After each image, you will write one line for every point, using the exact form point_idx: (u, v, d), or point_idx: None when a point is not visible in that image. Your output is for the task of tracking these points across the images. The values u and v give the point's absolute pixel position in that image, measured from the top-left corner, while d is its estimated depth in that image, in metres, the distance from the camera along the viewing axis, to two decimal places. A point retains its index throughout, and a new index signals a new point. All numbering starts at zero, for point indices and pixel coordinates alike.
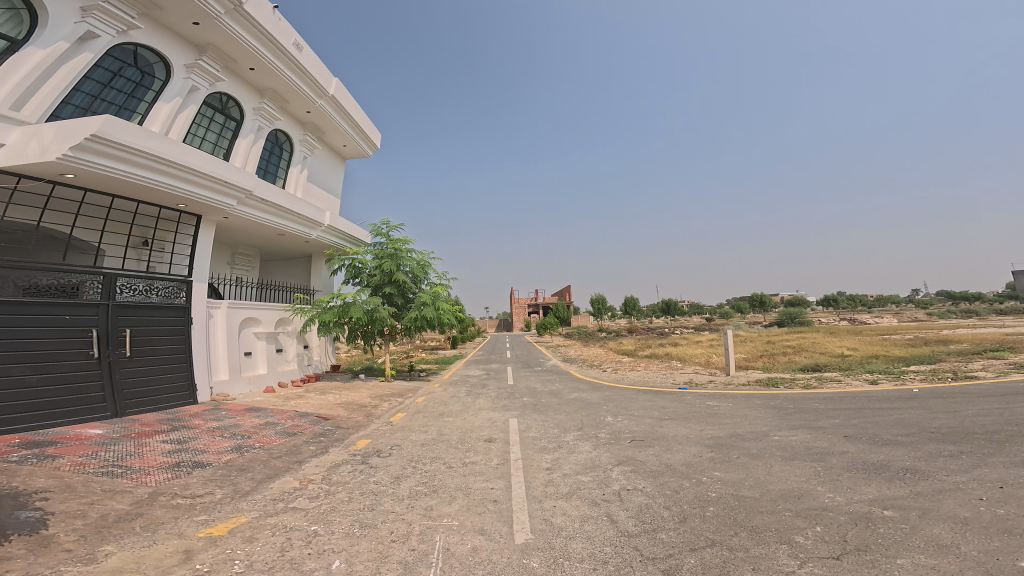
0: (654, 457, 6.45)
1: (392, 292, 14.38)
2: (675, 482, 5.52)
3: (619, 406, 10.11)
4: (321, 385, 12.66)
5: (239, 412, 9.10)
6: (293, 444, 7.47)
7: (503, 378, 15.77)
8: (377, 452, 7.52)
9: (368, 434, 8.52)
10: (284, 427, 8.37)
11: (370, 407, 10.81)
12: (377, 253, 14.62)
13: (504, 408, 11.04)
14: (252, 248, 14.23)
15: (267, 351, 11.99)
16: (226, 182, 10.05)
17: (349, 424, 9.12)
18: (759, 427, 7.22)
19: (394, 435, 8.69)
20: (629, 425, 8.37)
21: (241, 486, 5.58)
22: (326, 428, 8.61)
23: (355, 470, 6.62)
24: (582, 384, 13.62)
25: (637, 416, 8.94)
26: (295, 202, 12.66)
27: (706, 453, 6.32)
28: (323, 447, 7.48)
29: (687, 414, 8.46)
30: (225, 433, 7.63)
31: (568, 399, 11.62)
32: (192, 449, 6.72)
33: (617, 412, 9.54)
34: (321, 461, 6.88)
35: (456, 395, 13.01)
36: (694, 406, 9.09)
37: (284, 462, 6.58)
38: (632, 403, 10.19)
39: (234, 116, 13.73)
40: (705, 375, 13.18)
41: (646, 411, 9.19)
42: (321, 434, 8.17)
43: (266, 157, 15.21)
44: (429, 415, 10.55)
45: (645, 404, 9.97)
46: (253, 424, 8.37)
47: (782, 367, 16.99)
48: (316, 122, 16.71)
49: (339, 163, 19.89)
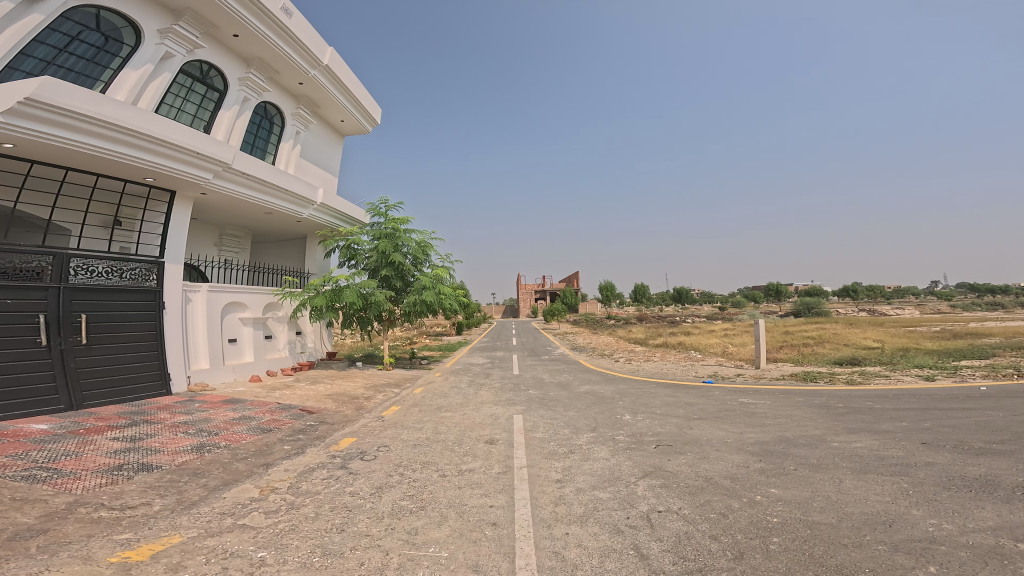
0: (688, 467, 5.37)
1: (391, 275, 13.35)
2: (720, 502, 4.43)
3: (638, 401, 9.03)
4: (313, 374, 11.77)
5: (215, 404, 8.24)
6: (265, 442, 6.56)
7: (508, 368, 14.73)
8: (360, 454, 6.57)
9: (354, 432, 7.58)
10: (260, 422, 7.47)
11: (362, 399, 9.88)
12: (374, 233, 13.60)
13: (509, 401, 10.03)
14: (242, 229, 13.28)
15: (254, 338, 11.08)
16: (198, 153, 8.96)
17: (336, 418, 8.19)
18: (812, 430, 6.08)
19: (385, 433, 7.74)
20: (652, 426, 7.29)
21: (188, 495, 4.80)
22: (307, 423, 7.69)
23: (330, 476, 5.68)
24: (594, 375, 12.55)
25: (660, 414, 7.85)
26: (283, 178, 11.55)
27: (753, 462, 5.21)
28: (299, 446, 6.56)
29: (721, 413, 7.34)
30: (191, 429, 6.76)
31: (579, 392, 10.57)
32: (144, 448, 5.84)
33: (636, 409, 8.45)
34: (293, 464, 5.96)
35: (457, 386, 12.03)
36: (726, 404, 7.96)
37: (247, 466, 5.69)
38: (653, 399, 9.09)
39: (217, 86, 12.60)
40: (731, 367, 11.97)
41: (669, 409, 8.07)
42: (299, 431, 7.26)
43: (253, 131, 14.10)
44: (426, 409, 9.61)
45: (668, 399, 8.87)
46: (226, 419, 7.48)
47: (812, 359, 15.68)
48: (309, 94, 15.50)
49: (339, 140, 18.69)
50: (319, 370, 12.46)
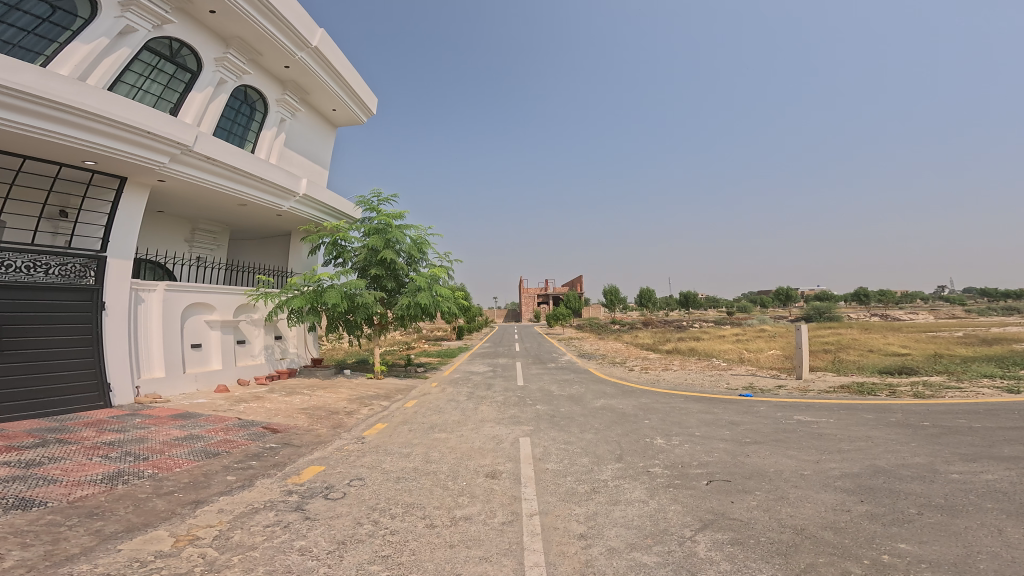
0: (763, 513, 4.26)
1: (382, 274, 11.94)
2: (831, 568, 3.22)
3: (669, 419, 7.69)
4: (290, 384, 10.38)
5: (160, 420, 6.91)
6: (205, 471, 5.27)
7: (513, 378, 13.34)
8: (325, 491, 5.20)
9: (325, 458, 6.22)
10: (207, 444, 6.14)
11: (343, 415, 8.49)
12: (364, 229, 12.23)
13: (514, 419, 8.66)
14: (219, 224, 11.98)
15: (223, 343, 9.77)
16: (148, 132, 7.67)
17: (305, 440, 6.84)
18: (912, 458, 5.09)
19: (362, 460, 6.36)
20: (696, 454, 5.93)
21: (65, 546, 3.54)
22: (265, 446, 6.33)
23: (276, 524, 4.31)
24: (610, 387, 11.17)
25: (700, 438, 6.51)
26: (259, 166, 10.26)
27: (855, 505, 4.23)
28: (247, 477, 5.25)
29: (782, 435, 6.24)
30: (113, 452, 5.47)
31: (595, 407, 9.19)
32: (38, 477, 4.61)
33: (669, 430, 7.10)
34: (232, 502, 4.71)
35: (456, 399, 10.61)
36: (781, 426, 6.64)
37: (167, 504, 4.46)
38: (685, 416, 7.74)
39: (188, 66, 11.37)
40: (768, 378, 10.60)
41: (711, 432, 6.69)
42: (253, 456, 5.92)
43: (230, 117, 12.87)
44: (417, 428, 8.24)
45: (705, 416, 7.53)
46: (167, 439, 6.16)
47: (849, 368, 14.36)
48: (297, 79, 14.25)
49: (330, 130, 17.42)
50: (298, 379, 11.02)
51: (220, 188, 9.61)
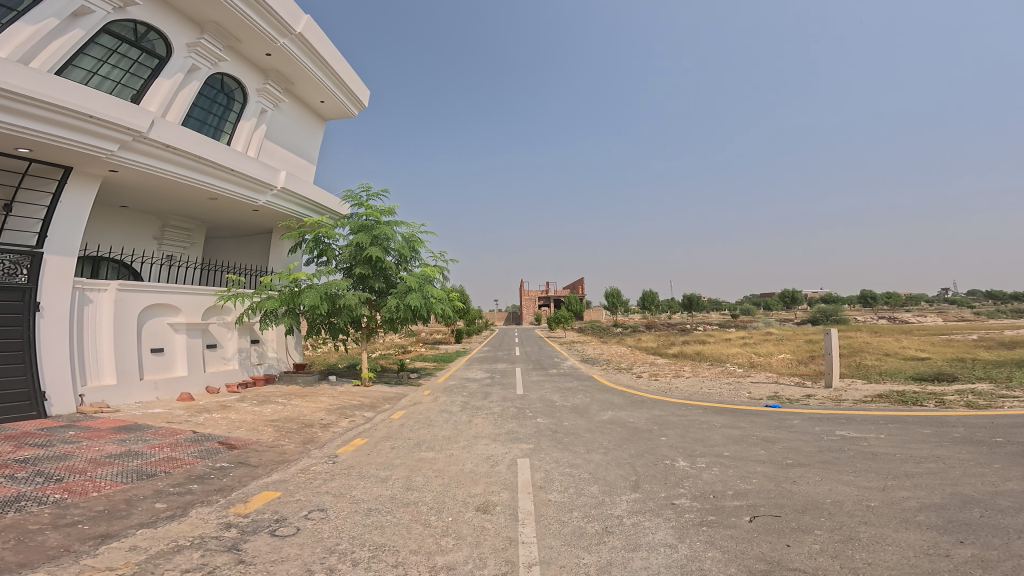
0: (833, 559, 3.28)
1: (368, 274, 10.92)
2: None
3: (689, 437, 6.73)
4: (265, 392, 9.46)
5: (99, 434, 6.05)
6: (128, 498, 4.47)
7: (513, 385, 12.36)
8: (272, 524, 4.30)
9: (284, 482, 5.30)
10: (142, 463, 5.30)
11: (318, 428, 7.55)
12: (350, 225, 11.26)
13: (511, 434, 7.70)
14: (193, 221, 11.07)
15: (189, 347, 8.89)
16: (91, 117, 6.75)
17: (266, 459, 5.92)
18: (1004, 484, 4.09)
19: (328, 485, 5.39)
20: (730, 482, 4.94)
21: None
22: (214, 466, 5.50)
23: (197, 567, 3.41)
24: (618, 396, 10.20)
25: (730, 460, 5.54)
26: (230, 156, 9.34)
27: (953, 546, 3.23)
28: (180, 505, 4.47)
29: (829, 456, 5.25)
30: (21, 472, 4.65)
31: (602, 421, 8.24)
32: None
33: (691, 450, 6.13)
34: (150, 537, 3.86)
35: (448, 410, 9.66)
36: (826, 445, 5.67)
37: (61, 539, 3.64)
38: (708, 433, 6.76)
39: (157, 52, 10.49)
40: (794, 386, 9.62)
41: (741, 452, 5.72)
42: (195, 478, 5.10)
43: (203, 105, 11.98)
44: (401, 444, 7.30)
45: (731, 433, 6.56)
46: (95, 457, 5.33)
47: (879, 374, 13.30)
48: (280, 68, 13.37)
49: (319, 124, 16.53)
50: (275, 387, 10.06)
51: (184, 180, 8.72)
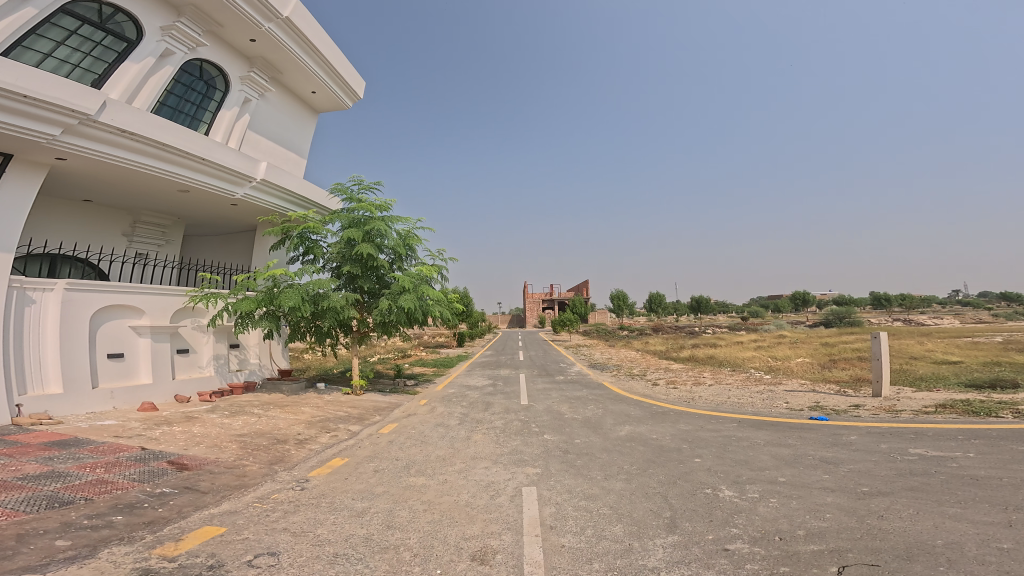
0: None
1: (358, 273, 9.90)
2: None
3: (728, 459, 5.73)
4: (238, 402, 8.49)
5: (24, 450, 5.10)
6: (24, 532, 3.51)
7: (517, 394, 11.37)
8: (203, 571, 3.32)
9: (230, 514, 4.34)
10: (61, 488, 4.33)
11: (292, 445, 6.58)
12: (338, 220, 10.23)
13: (516, 455, 6.71)
14: (170, 216, 10.19)
15: (156, 351, 7.98)
16: (26, 97, 5.94)
17: (219, 484, 4.95)
18: None
19: (288, 519, 4.38)
20: (797, 518, 4.10)
21: None
22: (151, 492, 4.54)
23: None
24: (634, 407, 9.20)
25: (789, 488, 4.69)
26: (199, 144, 8.47)
27: None
28: (89, 543, 3.49)
29: (916, 482, 4.48)
30: None
31: (620, 438, 7.23)
32: None
33: (738, 474, 5.21)
34: None
35: (444, 424, 8.66)
36: (905, 467, 4.87)
37: None
38: (751, 451, 5.87)
39: (125, 35, 9.69)
40: (834, 396, 8.64)
41: (800, 485, 4.71)
42: (121, 508, 4.14)
43: (178, 93, 11.13)
44: (389, 465, 6.32)
45: (781, 452, 5.71)
46: (6, 479, 4.37)
47: (916, 380, 12.31)
48: (266, 55, 12.50)
49: (310, 116, 15.66)
50: (253, 395, 9.11)
51: (147, 170, 7.83)
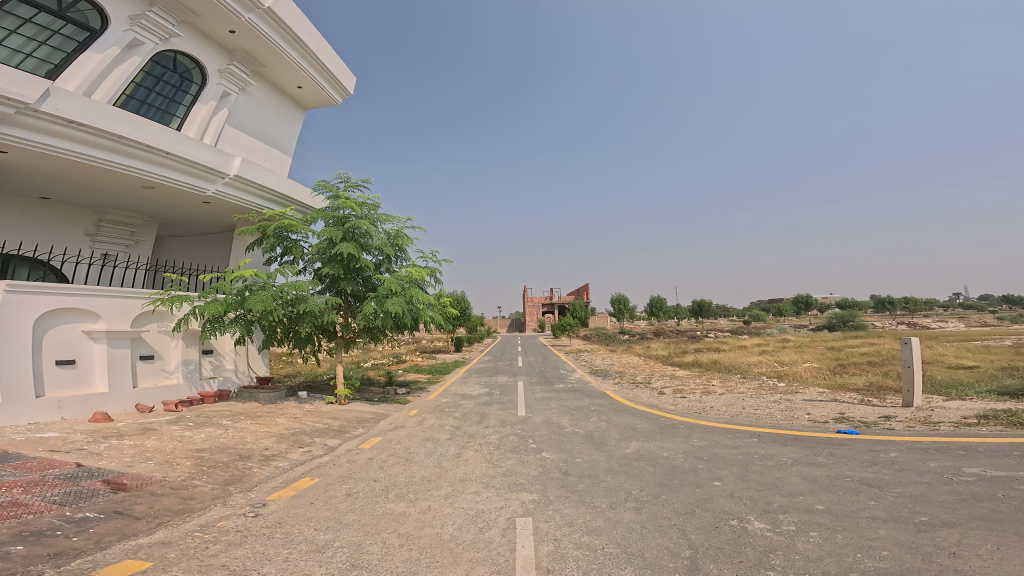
0: None
1: (340, 274, 9.16)
2: None
3: (752, 481, 5.01)
4: (205, 413, 7.82)
5: None
6: None
7: (514, 404, 10.61)
8: None
9: (158, 548, 3.72)
10: None
11: (255, 464, 5.89)
12: (319, 217, 9.50)
13: (509, 477, 5.98)
14: (140, 216, 9.72)
15: (113, 357, 7.43)
16: None
17: (156, 512, 4.36)
18: None
19: (228, 554, 3.72)
20: (848, 557, 3.35)
21: None
22: (69, 517, 3.99)
23: None
24: (640, 418, 8.47)
25: (831, 519, 3.94)
26: (162, 136, 8.13)
27: None
28: None
29: (984, 510, 3.76)
30: None
31: (627, 456, 6.49)
32: None
33: (767, 502, 4.47)
34: None
35: (433, 438, 7.92)
36: (967, 492, 4.13)
37: None
38: (779, 473, 5.12)
39: (89, 24, 9.07)
40: (862, 407, 7.88)
41: (843, 516, 3.97)
42: (24, 537, 3.58)
43: (149, 85, 10.52)
44: (364, 486, 5.60)
45: (812, 473, 4.98)
46: None
47: (946, 387, 11.47)
48: (247, 48, 11.88)
49: (296, 112, 15.02)
50: (224, 405, 8.44)
51: (103, 163, 7.49)
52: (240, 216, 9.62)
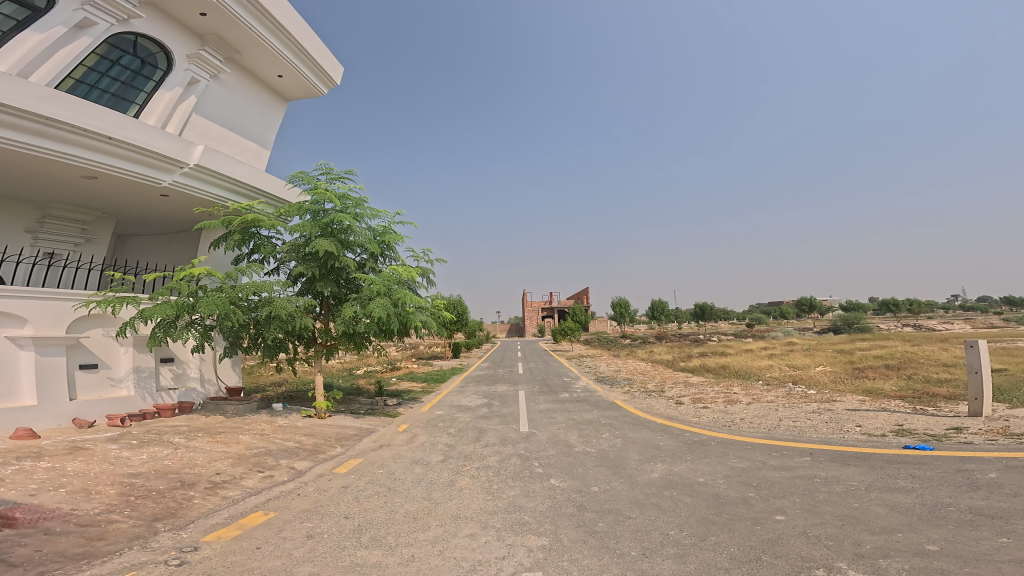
0: None
1: (316, 274, 8.10)
2: None
3: (823, 515, 4.11)
4: (155, 431, 6.76)
5: None
6: None
7: (517, 417, 9.52)
8: None
9: None
10: None
11: (200, 494, 4.83)
12: (293, 209, 8.42)
13: (517, 513, 4.90)
14: (93, 212, 9.19)
15: (46, 367, 6.79)
16: None
17: (48, 557, 3.35)
18: None
19: None
20: None
21: None
22: None
23: None
24: (661, 434, 7.43)
25: (958, 565, 3.05)
26: (101, 119, 7.39)
27: None
28: None
29: None
30: None
31: (654, 482, 5.45)
32: None
33: (856, 543, 3.54)
34: None
35: (424, 460, 6.82)
36: None
37: None
38: (857, 503, 4.26)
39: (34, 3, 8.19)
40: (921, 418, 6.87)
41: (963, 562, 3.07)
42: None
43: (104, 70, 9.68)
44: (341, 523, 4.55)
45: (900, 503, 4.15)
46: None
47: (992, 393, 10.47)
48: (219, 32, 10.89)
49: (277, 104, 14.03)
50: (179, 421, 7.36)
51: (33, 149, 6.78)
52: (201, 210, 8.75)
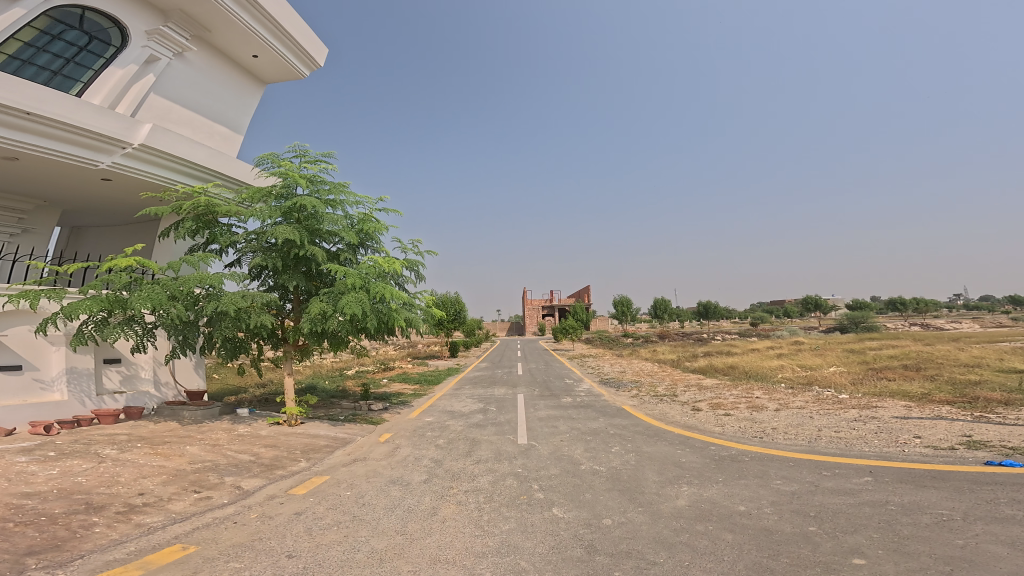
0: None
1: (279, 266, 7.08)
2: None
3: (919, 557, 3.11)
4: (84, 441, 5.81)
5: None
6: None
7: (514, 425, 8.52)
8: None
9: None
10: None
11: (104, 519, 3.94)
12: (257, 192, 7.38)
13: (517, 557, 3.80)
14: (31, 201, 8.92)
15: None
16: None
17: None
18: None
19: None
20: None
21: None
22: None
23: None
24: (678, 447, 6.45)
25: None
26: (17, 92, 6.68)
27: None
28: None
29: None
30: None
31: (677, 510, 4.46)
32: None
33: None
34: None
35: (403, 480, 5.78)
36: None
37: None
38: (960, 540, 3.26)
39: None
40: (993, 429, 5.83)
41: None
42: None
43: (42, 45, 8.86)
44: (291, 564, 3.53)
45: (1020, 539, 3.20)
46: None
47: None
48: (185, 8, 9.88)
49: (252, 87, 12.95)
50: (118, 430, 6.41)
51: None
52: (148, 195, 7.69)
